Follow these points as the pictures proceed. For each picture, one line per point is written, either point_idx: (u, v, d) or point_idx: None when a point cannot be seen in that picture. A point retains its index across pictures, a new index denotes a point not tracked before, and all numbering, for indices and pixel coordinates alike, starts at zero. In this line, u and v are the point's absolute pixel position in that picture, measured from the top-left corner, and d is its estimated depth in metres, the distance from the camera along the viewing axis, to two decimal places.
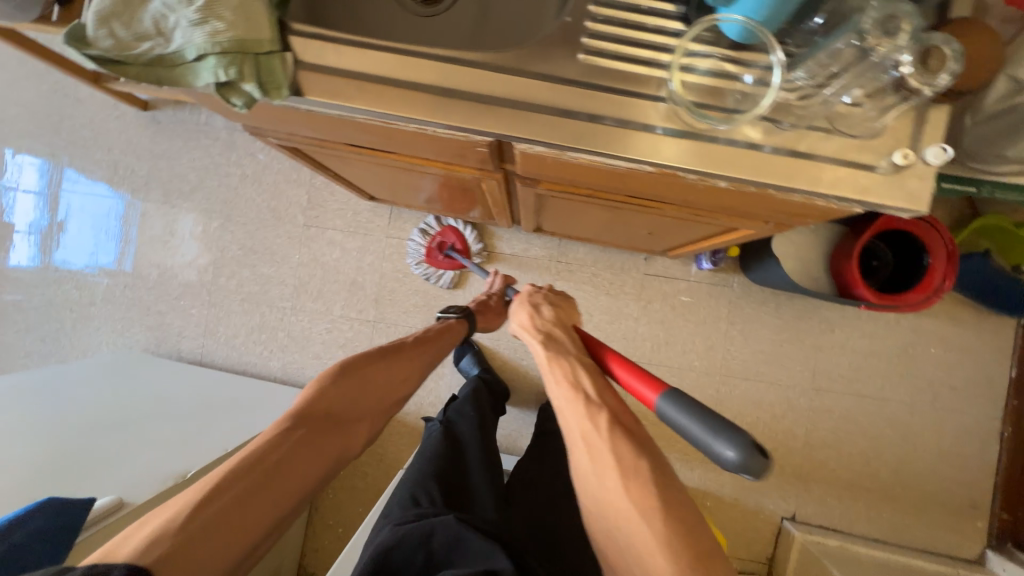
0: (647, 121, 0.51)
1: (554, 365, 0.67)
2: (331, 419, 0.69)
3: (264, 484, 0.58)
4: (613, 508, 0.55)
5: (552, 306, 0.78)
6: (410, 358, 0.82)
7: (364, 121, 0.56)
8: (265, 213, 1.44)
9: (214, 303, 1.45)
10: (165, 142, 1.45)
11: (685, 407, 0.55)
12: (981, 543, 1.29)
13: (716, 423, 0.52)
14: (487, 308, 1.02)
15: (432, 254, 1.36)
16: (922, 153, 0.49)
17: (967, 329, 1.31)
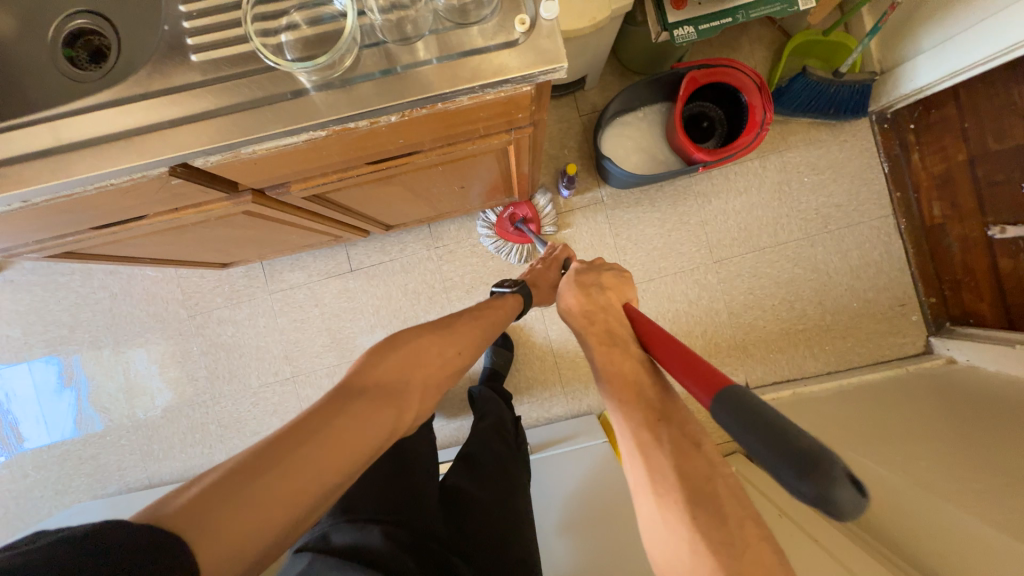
0: (288, 89, 0.51)
1: (607, 360, 0.65)
2: (394, 394, 0.60)
3: (304, 441, 0.48)
4: (657, 467, 0.51)
5: (600, 288, 0.77)
6: (465, 331, 0.74)
7: (53, 202, 0.56)
8: (149, 321, 1.42)
9: (140, 425, 1.44)
10: (26, 295, 1.43)
11: (740, 405, 0.46)
12: (924, 335, 1.32)
13: (789, 453, 0.40)
14: (535, 275, 0.97)
15: (502, 225, 1.31)
16: (539, 11, 0.49)
17: (829, 147, 1.33)
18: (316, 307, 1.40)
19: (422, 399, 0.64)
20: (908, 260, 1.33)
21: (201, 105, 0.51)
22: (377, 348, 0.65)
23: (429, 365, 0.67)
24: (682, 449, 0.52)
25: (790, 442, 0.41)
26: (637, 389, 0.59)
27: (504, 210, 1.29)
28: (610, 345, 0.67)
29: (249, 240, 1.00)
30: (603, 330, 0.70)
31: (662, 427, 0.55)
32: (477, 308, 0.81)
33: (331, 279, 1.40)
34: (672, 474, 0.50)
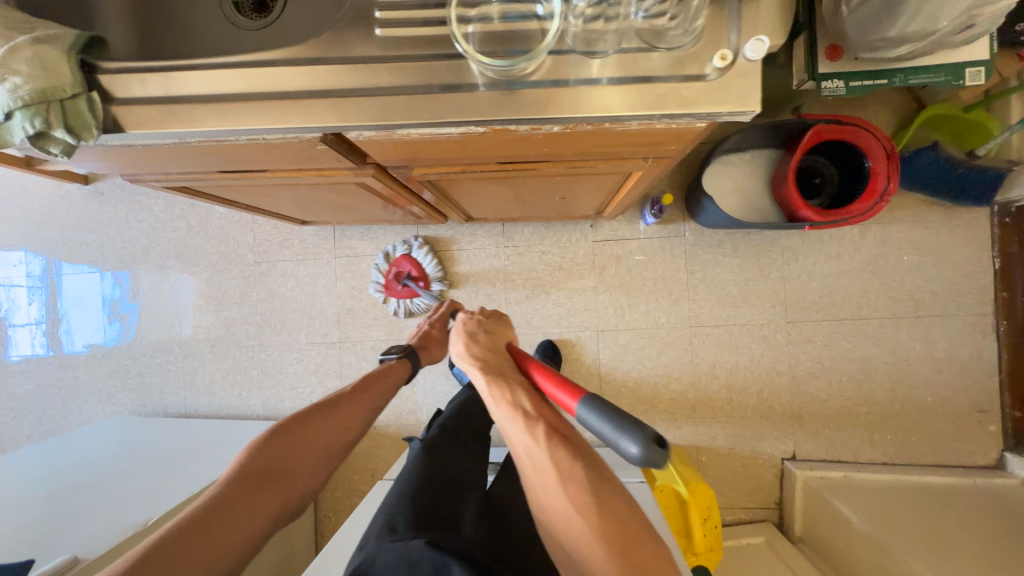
0: (463, 80, 0.50)
1: (490, 382, 0.54)
2: (277, 480, 0.59)
3: (174, 562, 0.48)
4: (560, 513, 0.46)
5: (487, 333, 0.62)
6: (358, 406, 0.69)
7: (203, 143, 0.57)
8: (217, 258, 1.46)
9: (188, 355, 1.48)
10: (111, 210, 1.49)
11: (602, 415, 0.44)
12: (998, 448, 1.23)
13: (621, 418, 0.44)
14: (429, 338, 0.78)
15: (388, 284, 1.35)
16: (742, 49, 0.46)
17: (938, 230, 1.24)
18: (375, 279, 1.41)
19: (309, 480, 0.62)
20: (997, 366, 1.24)
21: (373, 80, 0.50)
22: (279, 432, 0.63)
23: (310, 449, 0.63)
24: (573, 477, 0.46)
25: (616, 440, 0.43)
26: (528, 427, 0.49)
27: (386, 270, 1.35)
28: (497, 376, 0.54)
29: (340, 206, 1.01)
30: (489, 355, 0.58)
31: (549, 473, 0.47)
32: (363, 380, 0.73)
33: (396, 256, 1.40)
34: (558, 523, 0.47)
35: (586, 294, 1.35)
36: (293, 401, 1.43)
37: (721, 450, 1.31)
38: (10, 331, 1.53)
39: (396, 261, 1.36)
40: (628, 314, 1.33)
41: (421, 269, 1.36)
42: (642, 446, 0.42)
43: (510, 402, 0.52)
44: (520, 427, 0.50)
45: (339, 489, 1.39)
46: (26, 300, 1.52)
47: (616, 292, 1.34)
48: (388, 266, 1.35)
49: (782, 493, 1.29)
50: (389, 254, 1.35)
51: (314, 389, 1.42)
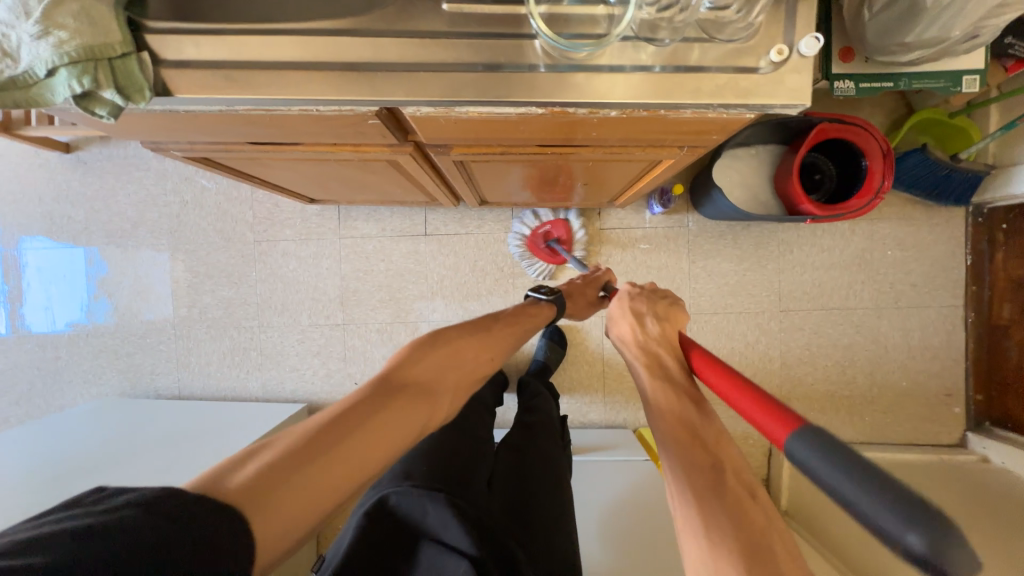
0: (526, 61, 0.51)
1: (656, 388, 0.56)
2: (421, 388, 0.56)
3: (354, 432, 0.46)
4: (699, 511, 0.41)
5: (657, 318, 0.67)
6: (500, 337, 0.71)
7: (249, 114, 0.55)
8: (213, 236, 1.41)
9: (181, 335, 1.43)
10: (96, 181, 1.41)
11: (830, 450, 0.35)
12: (961, 428, 1.35)
13: (870, 476, 0.31)
14: (573, 287, 0.90)
15: (535, 240, 1.31)
16: (797, 45, 0.49)
17: (919, 227, 1.33)
18: (381, 262, 1.40)
19: (449, 393, 0.59)
20: (964, 353, 1.35)
21: (435, 56, 0.50)
22: (418, 347, 0.61)
23: (462, 366, 0.63)
24: (715, 469, 0.45)
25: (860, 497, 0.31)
26: (680, 411, 0.52)
27: (538, 227, 1.30)
28: (661, 368, 0.60)
29: (358, 184, 0.99)
30: (650, 348, 0.63)
31: (695, 445, 0.47)
32: (509, 313, 0.77)
33: (402, 238, 1.39)
34: (693, 492, 0.43)
35: None
36: (295, 383, 1.41)
37: None
38: None
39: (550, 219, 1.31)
40: None
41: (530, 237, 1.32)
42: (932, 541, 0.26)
43: (667, 385, 0.56)
44: (684, 404, 0.53)
45: None
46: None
47: (621, 279, 1.37)
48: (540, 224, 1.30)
49: (770, 470, 1.37)
50: (538, 213, 1.29)
51: (316, 371, 1.41)
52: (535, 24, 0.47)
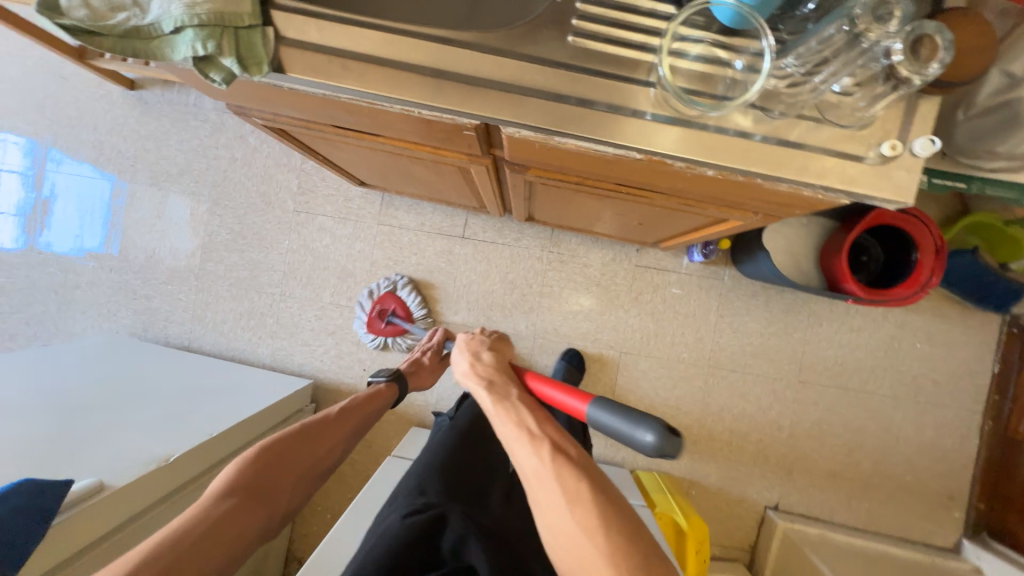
0: (637, 107, 0.50)
1: (500, 411, 0.62)
2: (238, 505, 0.66)
3: (194, 552, 0.58)
4: (546, 501, 0.52)
5: (491, 351, 0.74)
6: (333, 434, 0.81)
7: (350, 102, 0.55)
8: (255, 197, 1.42)
9: (202, 288, 1.43)
10: (152, 122, 1.42)
11: (609, 408, 0.56)
12: (957, 534, 1.33)
13: (632, 414, 0.54)
14: (421, 369, 1.02)
15: (372, 325, 1.35)
16: (911, 144, 0.49)
17: (951, 325, 1.33)
18: (413, 255, 1.40)
19: (264, 503, 0.69)
20: (974, 460, 1.33)
21: (549, 83, 0.50)
22: (256, 456, 0.71)
23: (291, 468, 0.74)
24: (550, 483, 0.53)
25: (633, 438, 0.53)
26: (520, 435, 0.58)
27: (372, 308, 1.34)
28: (496, 389, 0.65)
29: (417, 179, 0.99)
30: (499, 376, 0.68)
31: (544, 463, 0.55)
32: (347, 407, 0.86)
33: (438, 236, 1.39)
34: (542, 502, 0.53)
35: (618, 314, 1.37)
36: (304, 357, 1.41)
37: (711, 487, 1.37)
38: (14, 222, 1.44)
39: (381, 297, 1.36)
40: (653, 342, 1.37)
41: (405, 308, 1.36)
42: (661, 440, 0.52)
43: (519, 406, 0.62)
44: (532, 425, 0.59)
45: None
46: (36, 192, 1.44)
47: (647, 319, 1.37)
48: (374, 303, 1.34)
49: (758, 539, 1.35)
50: (374, 291, 1.35)
51: (328, 350, 1.40)
52: (660, 72, 0.48)
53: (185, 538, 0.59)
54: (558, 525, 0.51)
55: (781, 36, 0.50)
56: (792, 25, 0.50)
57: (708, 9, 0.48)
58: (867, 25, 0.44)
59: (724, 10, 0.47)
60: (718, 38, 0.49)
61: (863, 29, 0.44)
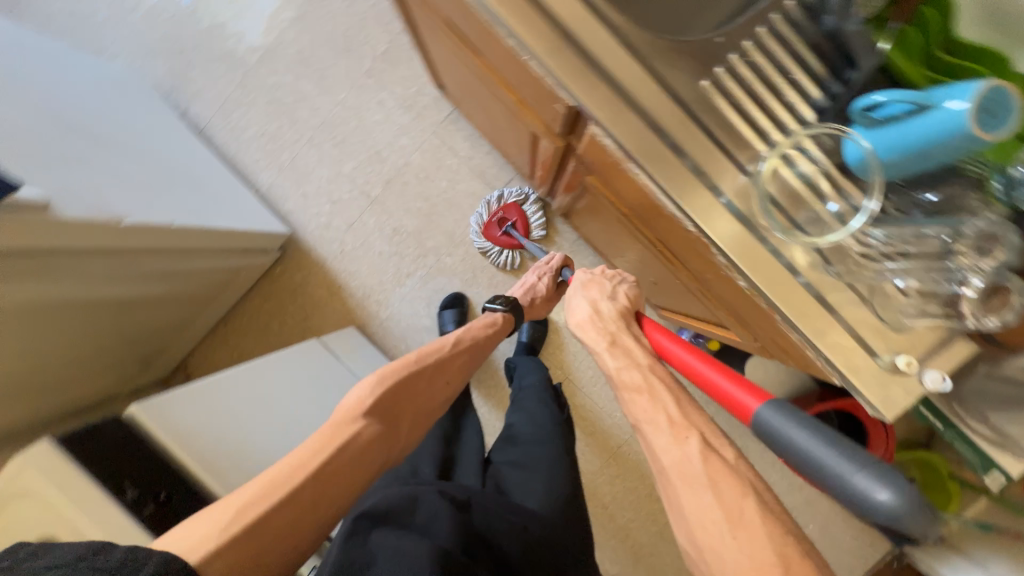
0: (715, 180, 0.48)
1: (624, 376, 0.58)
2: (385, 429, 0.64)
3: (319, 485, 0.56)
4: (692, 506, 0.47)
5: (610, 302, 0.70)
6: (455, 364, 0.77)
7: (467, 6, 0.52)
8: (339, 36, 1.36)
9: (242, 87, 1.39)
10: None
11: (801, 425, 0.48)
12: None
13: (846, 453, 0.45)
14: (532, 309, 0.93)
15: (489, 232, 1.30)
16: (925, 372, 0.46)
17: (850, 534, 1.35)
18: (445, 180, 1.36)
19: (407, 426, 0.68)
20: None
21: (651, 107, 0.47)
22: (392, 373, 0.67)
23: (415, 399, 0.70)
24: (697, 475, 0.48)
25: (847, 482, 0.44)
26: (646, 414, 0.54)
27: (492, 213, 1.30)
28: (621, 348, 0.62)
29: (489, 117, 0.96)
30: (617, 338, 0.64)
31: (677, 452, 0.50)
32: (465, 336, 0.80)
33: (477, 178, 1.36)
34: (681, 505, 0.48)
35: None
36: (295, 207, 1.39)
37: None
38: None
39: (504, 206, 1.31)
40: None
41: (524, 222, 1.31)
42: (894, 499, 0.41)
43: (648, 375, 0.58)
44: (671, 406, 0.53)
45: (278, 303, 1.41)
46: None
47: None
48: (494, 209, 1.30)
49: None
50: (493, 199, 1.29)
51: (322, 213, 1.39)
52: (762, 168, 0.46)
53: (353, 462, 0.59)
54: (701, 539, 0.46)
55: (885, 204, 0.47)
56: (904, 201, 0.47)
57: (841, 138, 0.45)
58: (964, 247, 0.45)
59: (853, 149, 0.43)
60: (832, 170, 0.46)
61: (959, 248, 0.45)
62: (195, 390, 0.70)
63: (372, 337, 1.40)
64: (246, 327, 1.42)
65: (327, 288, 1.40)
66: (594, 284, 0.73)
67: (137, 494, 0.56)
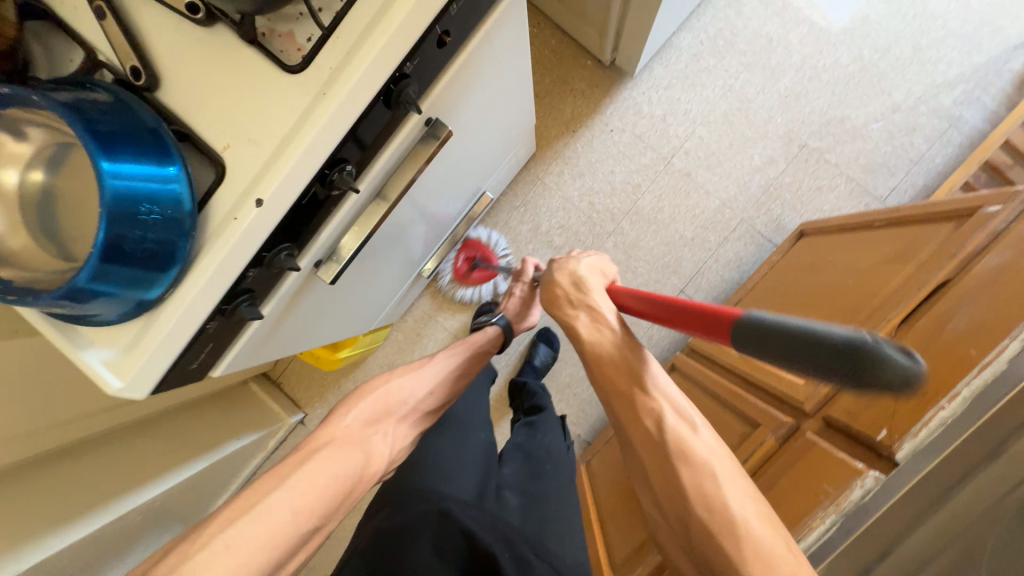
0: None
1: (602, 367, 0.57)
2: (366, 452, 0.62)
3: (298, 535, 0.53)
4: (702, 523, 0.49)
5: (575, 275, 0.63)
6: (417, 367, 0.74)
7: (992, 339, 0.50)
8: (840, 110, 1.28)
9: (780, 8, 1.29)
10: (979, 45, 1.24)
11: (777, 325, 0.36)
12: None
13: (804, 335, 0.34)
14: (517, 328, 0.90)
15: (461, 273, 1.31)
16: None
17: None
18: (691, 234, 1.32)
19: (396, 446, 0.67)
20: None
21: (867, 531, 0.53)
22: (385, 387, 0.69)
23: (384, 408, 0.67)
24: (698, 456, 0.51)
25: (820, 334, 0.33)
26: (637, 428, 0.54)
27: (460, 255, 1.31)
28: (597, 326, 0.58)
29: (790, 302, 0.93)
30: (580, 303, 0.61)
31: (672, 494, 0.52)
32: (455, 352, 0.78)
33: (695, 268, 1.31)
34: None
35: None
36: (656, 77, 1.31)
37: (342, 377, 1.40)
38: None
39: (467, 246, 1.31)
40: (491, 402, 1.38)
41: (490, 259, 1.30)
42: (897, 349, 0.30)
43: (613, 344, 0.57)
44: (667, 409, 0.54)
45: (551, 65, 1.33)
46: None
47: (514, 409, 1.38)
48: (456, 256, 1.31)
49: (283, 389, 1.42)
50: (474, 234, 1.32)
51: (651, 106, 1.32)
52: None
53: (343, 471, 0.58)
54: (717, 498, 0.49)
55: None
56: None
57: None
58: None
59: None
60: None
61: None
62: (520, 32, 0.65)
63: (524, 170, 1.36)
64: None
65: (570, 118, 1.34)
66: (575, 260, 0.67)
67: (446, 21, 0.49)
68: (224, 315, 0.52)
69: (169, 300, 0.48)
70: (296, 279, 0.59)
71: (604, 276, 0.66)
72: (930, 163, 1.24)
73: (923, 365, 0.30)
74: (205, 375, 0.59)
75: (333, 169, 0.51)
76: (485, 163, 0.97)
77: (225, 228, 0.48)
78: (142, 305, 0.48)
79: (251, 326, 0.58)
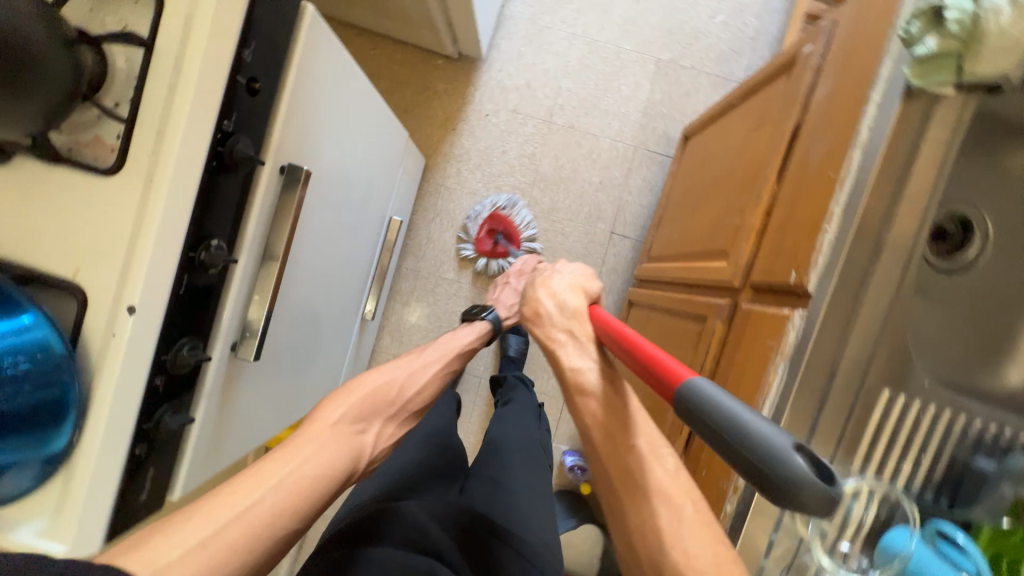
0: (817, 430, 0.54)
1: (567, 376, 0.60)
2: (357, 451, 0.61)
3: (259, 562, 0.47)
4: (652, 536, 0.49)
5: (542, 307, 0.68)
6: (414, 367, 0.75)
7: (844, 156, 0.55)
8: (677, 19, 1.36)
9: None
10: None
11: (709, 406, 0.40)
12: None
13: (720, 423, 0.38)
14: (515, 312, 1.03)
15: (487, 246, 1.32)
16: None
17: None
18: (598, 178, 1.36)
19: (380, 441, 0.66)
20: None
21: None
22: (370, 393, 0.66)
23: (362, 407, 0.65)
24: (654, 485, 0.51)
25: (760, 444, 0.36)
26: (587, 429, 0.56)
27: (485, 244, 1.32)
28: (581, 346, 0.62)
29: (695, 202, 0.98)
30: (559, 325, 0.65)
31: (630, 492, 0.52)
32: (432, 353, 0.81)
33: (615, 207, 1.36)
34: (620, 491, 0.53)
35: None
36: (507, 51, 1.35)
37: None
38: None
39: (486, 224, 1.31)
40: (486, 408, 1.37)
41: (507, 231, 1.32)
42: (808, 465, 0.34)
43: (594, 375, 0.59)
44: (598, 408, 0.57)
45: (407, 78, 1.34)
46: None
47: None
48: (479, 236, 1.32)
49: None
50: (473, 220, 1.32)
51: (512, 79, 1.36)
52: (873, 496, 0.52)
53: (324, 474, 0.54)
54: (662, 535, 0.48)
55: None
56: None
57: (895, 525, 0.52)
58: None
59: (897, 540, 0.50)
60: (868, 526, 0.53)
61: None
62: (338, 57, 0.66)
63: (423, 184, 1.36)
64: (365, 59, 1.33)
65: (445, 119, 1.35)
66: (556, 277, 0.71)
67: (246, 68, 0.50)
68: (150, 436, 0.51)
69: (77, 445, 0.46)
70: (218, 371, 0.58)
71: (585, 291, 0.69)
72: (768, 34, 1.35)
73: (840, 486, 0.34)
74: (166, 503, 0.57)
75: (198, 249, 0.50)
76: (374, 190, 0.96)
77: (105, 349, 0.45)
78: (49, 463, 0.45)
79: (191, 434, 0.56)
